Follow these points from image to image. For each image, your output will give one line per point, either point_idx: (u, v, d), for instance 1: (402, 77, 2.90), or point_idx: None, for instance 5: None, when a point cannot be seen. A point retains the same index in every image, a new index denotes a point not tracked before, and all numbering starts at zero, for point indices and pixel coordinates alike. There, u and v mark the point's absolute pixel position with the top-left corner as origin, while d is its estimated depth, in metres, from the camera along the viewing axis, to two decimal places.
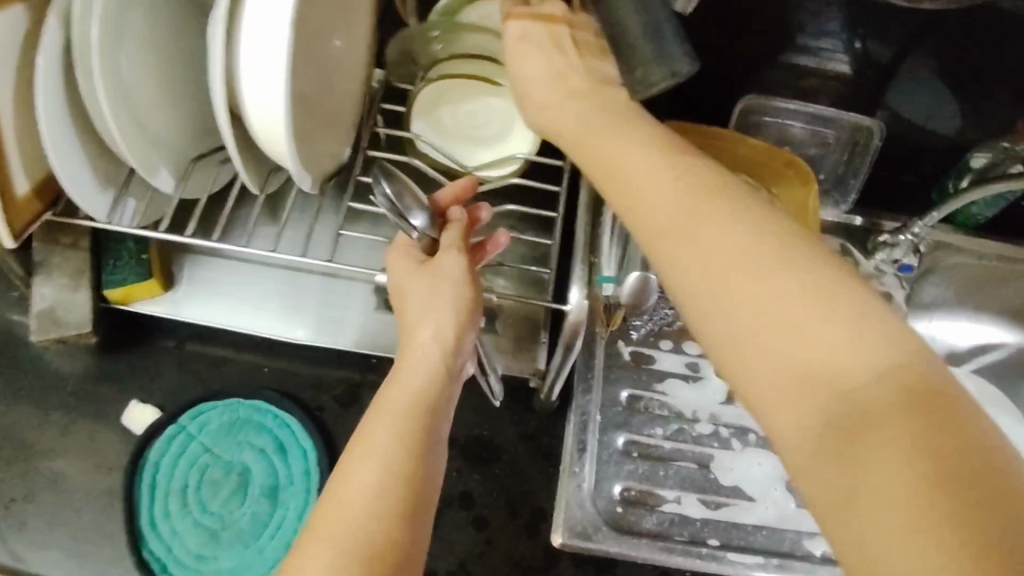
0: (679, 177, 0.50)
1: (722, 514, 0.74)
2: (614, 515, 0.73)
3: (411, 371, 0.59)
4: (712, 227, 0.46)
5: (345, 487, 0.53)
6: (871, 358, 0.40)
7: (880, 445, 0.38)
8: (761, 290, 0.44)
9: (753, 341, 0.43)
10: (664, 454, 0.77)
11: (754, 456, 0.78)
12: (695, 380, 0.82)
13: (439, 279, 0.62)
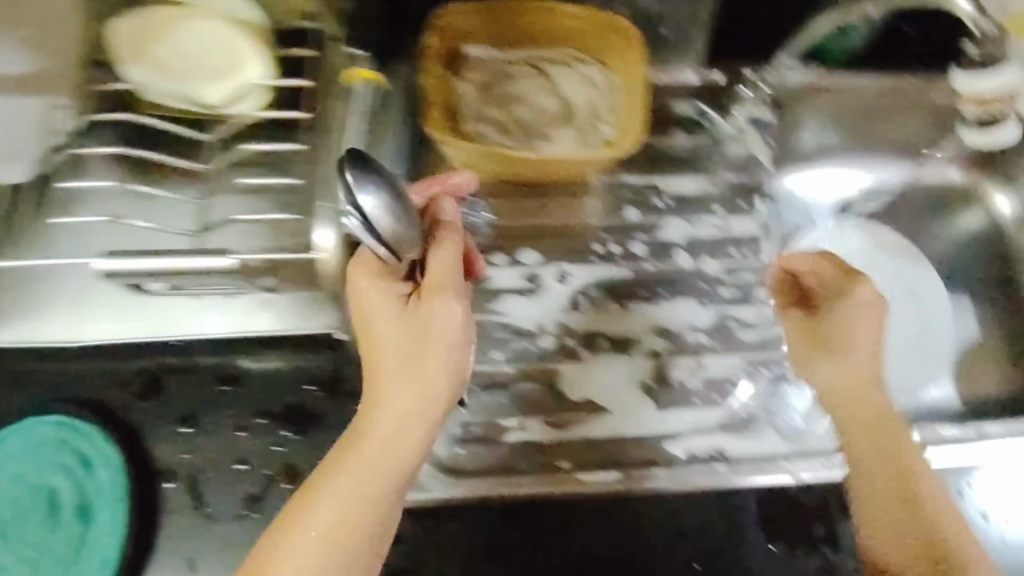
0: (873, 316, 0.56)
1: (576, 433, 0.67)
2: (454, 456, 0.65)
3: (377, 427, 0.49)
4: (869, 310, 0.56)
5: (299, 519, 0.47)
6: (894, 461, 0.53)
7: (886, 467, 0.53)
8: (875, 402, 0.55)
9: (875, 452, 0.53)
10: (506, 379, 0.69)
11: (604, 364, 0.70)
12: (534, 292, 0.73)
13: (438, 340, 0.49)
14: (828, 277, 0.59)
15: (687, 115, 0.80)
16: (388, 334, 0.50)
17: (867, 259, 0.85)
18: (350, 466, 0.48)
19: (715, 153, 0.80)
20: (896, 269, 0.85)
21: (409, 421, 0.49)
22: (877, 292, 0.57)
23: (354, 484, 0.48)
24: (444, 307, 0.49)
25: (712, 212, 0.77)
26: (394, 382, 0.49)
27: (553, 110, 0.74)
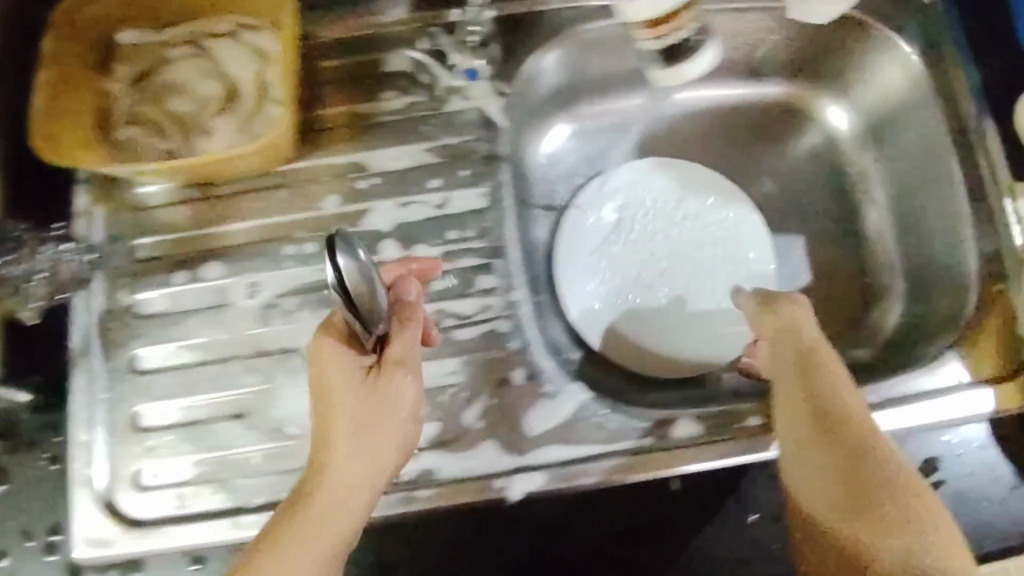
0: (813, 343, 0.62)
1: (262, 466, 0.64)
2: (136, 503, 0.63)
3: (349, 489, 0.52)
4: (774, 312, 0.65)
5: (325, 484, 0.52)
6: (836, 487, 0.53)
7: (824, 456, 0.55)
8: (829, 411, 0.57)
9: (836, 482, 0.53)
10: (195, 414, 0.64)
11: (297, 385, 0.65)
12: (221, 309, 0.65)
13: (368, 425, 0.53)
14: (782, 308, 0.64)
15: (401, 73, 0.68)
16: (347, 394, 0.54)
17: (663, 199, 0.76)
18: (309, 515, 0.51)
19: (437, 115, 0.67)
20: (696, 206, 0.76)
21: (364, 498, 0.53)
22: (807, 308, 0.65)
23: (330, 537, 0.51)
24: (405, 380, 0.55)
25: (429, 190, 0.67)
26: (347, 455, 0.53)
27: (219, 96, 0.64)
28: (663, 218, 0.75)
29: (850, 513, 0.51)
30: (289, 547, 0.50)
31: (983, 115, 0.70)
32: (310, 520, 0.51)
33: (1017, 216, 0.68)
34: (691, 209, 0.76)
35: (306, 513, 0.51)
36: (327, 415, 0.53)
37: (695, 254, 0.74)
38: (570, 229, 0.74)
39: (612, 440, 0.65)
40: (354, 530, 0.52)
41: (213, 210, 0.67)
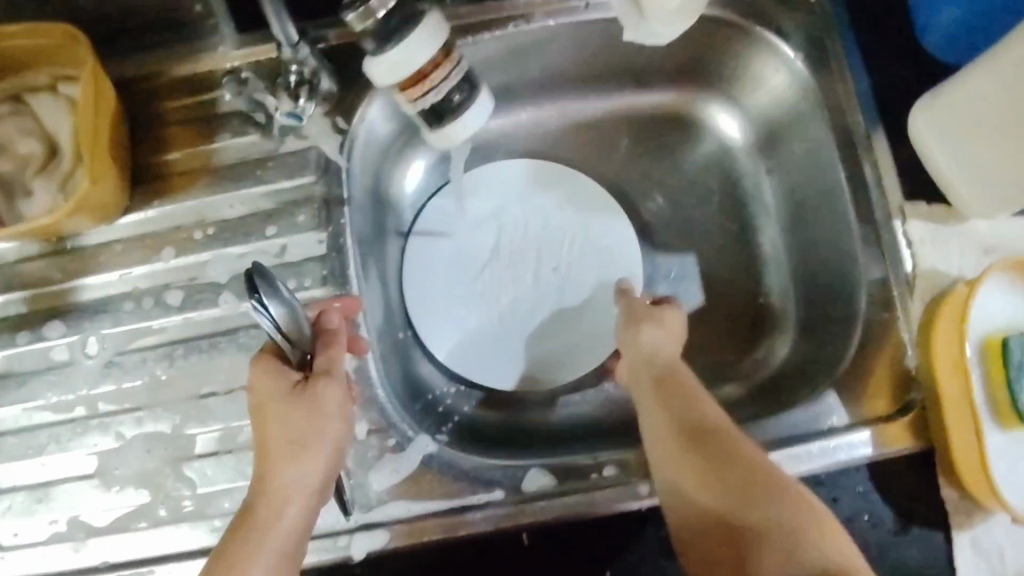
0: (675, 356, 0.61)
1: (111, 528, 0.62)
2: None
3: (289, 502, 0.53)
4: (655, 323, 0.63)
5: (259, 508, 0.52)
6: (715, 484, 0.51)
7: (695, 465, 0.52)
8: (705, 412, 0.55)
9: (717, 480, 0.51)
10: (42, 475, 0.63)
11: (142, 443, 0.63)
12: (64, 369, 0.64)
13: (301, 441, 0.53)
14: (660, 314, 0.63)
15: (234, 113, 0.65)
16: (278, 418, 0.53)
17: (515, 212, 0.72)
18: (261, 530, 0.51)
19: (274, 158, 0.65)
20: (548, 214, 0.72)
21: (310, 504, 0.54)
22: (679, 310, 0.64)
23: (281, 544, 0.51)
24: (336, 395, 0.54)
25: (266, 236, 0.64)
26: (285, 468, 0.53)
27: (37, 153, 0.61)
28: (514, 231, 0.72)
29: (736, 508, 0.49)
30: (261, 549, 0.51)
31: (871, 126, 0.64)
32: (260, 534, 0.51)
33: (906, 239, 0.63)
34: (544, 219, 0.72)
35: (262, 525, 0.51)
36: (263, 431, 0.54)
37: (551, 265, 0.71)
38: (416, 255, 0.71)
39: (460, 493, 0.62)
40: (302, 532, 0.53)
41: (54, 267, 0.65)
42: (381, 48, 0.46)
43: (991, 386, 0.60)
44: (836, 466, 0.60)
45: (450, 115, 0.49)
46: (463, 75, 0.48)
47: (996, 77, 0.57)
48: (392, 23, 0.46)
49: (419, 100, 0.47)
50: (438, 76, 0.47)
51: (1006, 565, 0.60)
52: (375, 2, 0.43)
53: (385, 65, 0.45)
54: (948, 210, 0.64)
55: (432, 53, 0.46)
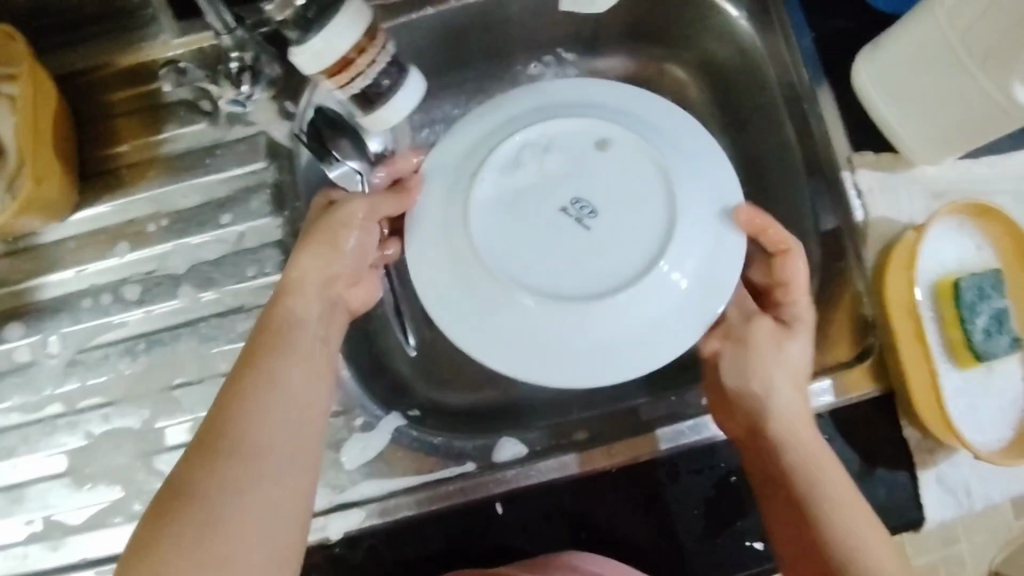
0: (792, 377, 0.56)
1: (87, 525, 0.62)
2: None
3: (296, 317, 0.53)
4: (770, 352, 0.57)
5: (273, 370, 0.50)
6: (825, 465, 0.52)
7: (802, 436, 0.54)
8: (774, 374, 0.57)
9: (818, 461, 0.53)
10: (10, 478, 0.63)
11: (112, 438, 0.63)
12: (27, 371, 0.64)
13: (338, 244, 0.56)
14: (752, 333, 0.58)
15: (179, 103, 0.65)
16: (320, 271, 0.56)
17: (569, 291, 0.55)
18: (265, 344, 0.51)
19: (224, 145, 0.65)
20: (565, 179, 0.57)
21: (331, 272, 0.56)
22: (801, 340, 0.57)
23: (301, 354, 0.52)
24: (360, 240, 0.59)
25: (223, 225, 0.64)
26: (301, 284, 0.55)
27: None
28: (539, 274, 0.56)
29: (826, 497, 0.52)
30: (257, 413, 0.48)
31: (816, 81, 0.65)
32: (275, 345, 0.51)
33: (855, 189, 0.64)
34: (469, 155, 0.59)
35: (265, 336, 0.52)
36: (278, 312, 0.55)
37: (609, 201, 0.57)
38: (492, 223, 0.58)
39: (439, 466, 0.62)
40: (318, 342, 0.53)
41: (10, 268, 0.64)
42: (303, 37, 0.47)
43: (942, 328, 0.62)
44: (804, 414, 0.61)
45: (381, 98, 0.52)
46: (390, 60, 0.51)
47: (929, 26, 0.58)
48: (311, 14, 0.47)
49: (348, 85, 0.50)
50: (365, 63, 0.49)
51: (971, 498, 0.62)
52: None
53: (310, 54, 0.47)
54: (896, 158, 0.65)
55: (356, 41, 0.48)
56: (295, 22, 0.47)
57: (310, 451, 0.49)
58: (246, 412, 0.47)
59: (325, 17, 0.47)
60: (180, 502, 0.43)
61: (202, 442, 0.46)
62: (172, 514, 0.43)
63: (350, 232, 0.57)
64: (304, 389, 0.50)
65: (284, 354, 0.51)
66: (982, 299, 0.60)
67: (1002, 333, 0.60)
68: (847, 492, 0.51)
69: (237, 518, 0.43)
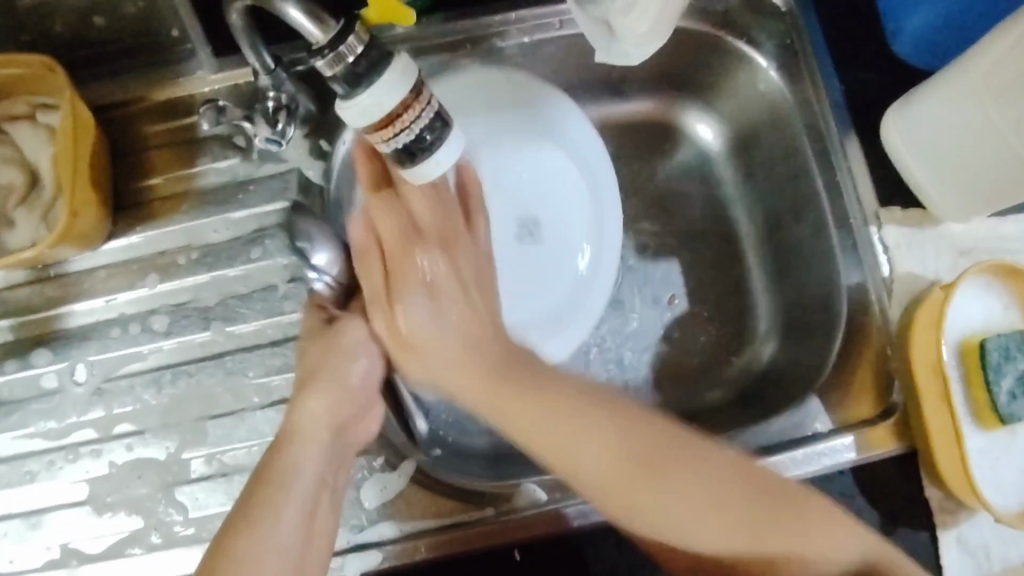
0: (465, 324, 0.52)
1: (105, 554, 0.62)
2: None
3: (304, 462, 0.52)
4: (427, 300, 0.52)
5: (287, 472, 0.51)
6: (590, 441, 0.49)
7: (569, 420, 0.50)
8: (588, 474, 0.50)
9: (567, 442, 0.50)
10: (29, 502, 0.63)
11: (134, 468, 0.63)
12: (50, 398, 0.64)
13: (345, 379, 0.55)
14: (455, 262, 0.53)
15: (214, 138, 0.66)
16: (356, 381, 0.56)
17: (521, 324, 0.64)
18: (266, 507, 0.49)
19: (257, 181, 0.65)
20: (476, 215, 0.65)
21: (346, 413, 0.55)
22: (425, 200, 0.52)
23: (304, 496, 0.51)
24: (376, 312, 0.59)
25: (252, 260, 0.65)
26: (314, 433, 0.53)
27: (18, 182, 0.61)
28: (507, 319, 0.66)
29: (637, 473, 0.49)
30: (260, 524, 0.48)
31: (845, 134, 0.65)
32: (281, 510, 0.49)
33: (882, 245, 0.64)
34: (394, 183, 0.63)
35: (285, 472, 0.51)
36: (299, 400, 0.54)
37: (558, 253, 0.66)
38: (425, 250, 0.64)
39: (455, 509, 0.62)
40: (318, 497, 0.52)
41: (39, 294, 0.65)
42: (353, 92, 0.45)
43: (966, 389, 0.61)
44: (812, 473, 0.60)
45: (423, 154, 0.48)
46: (434, 116, 0.47)
47: (962, 86, 0.58)
48: (361, 68, 0.44)
49: (390, 140, 0.46)
50: (410, 118, 0.46)
51: (992, 560, 0.61)
52: (345, 47, 0.44)
53: (357, 108, 0.45)
54: (923, 214, 0.65)
55: (404, 96, 0.45)
56: (345, 76, 0.45)
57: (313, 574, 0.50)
58: (254, 547, 0.47)
59: (375, 70, 0.44)
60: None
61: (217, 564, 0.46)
62: None
63: (357, 358, 0.56)
64: (300, 537, 0.50)
65: (306, 440, 0.53)
66: (1009, 360, 0.60)
67: None
68: (647, 421, 0.50)
69: None
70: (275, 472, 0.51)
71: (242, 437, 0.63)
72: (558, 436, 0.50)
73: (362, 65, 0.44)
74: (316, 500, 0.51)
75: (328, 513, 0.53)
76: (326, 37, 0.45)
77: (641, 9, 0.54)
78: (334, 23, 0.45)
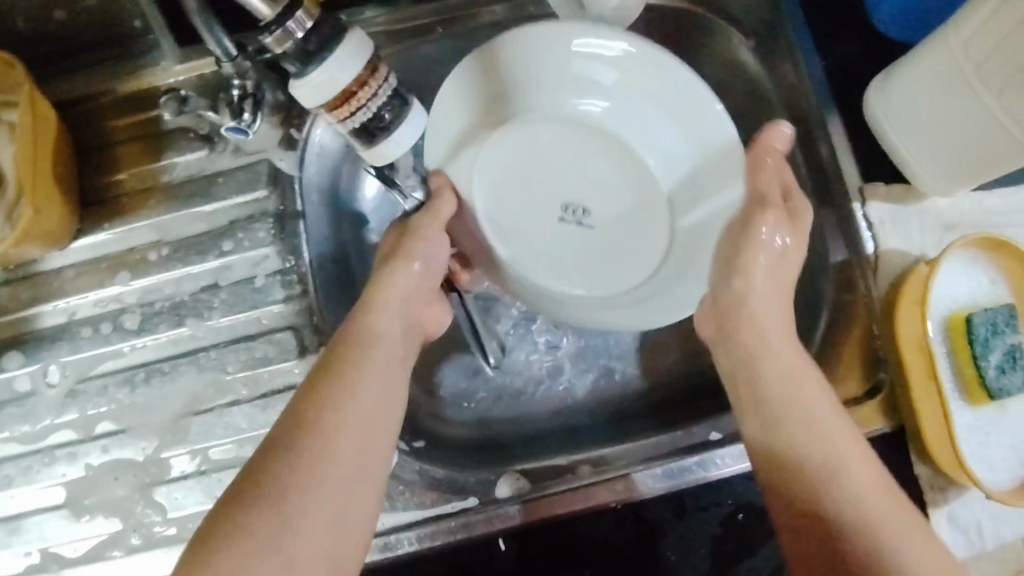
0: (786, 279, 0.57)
1: (84, 558, 0.61)
2: None
3: (366, 376, 0.53)
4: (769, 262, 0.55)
5: (350, 384, 0.52)
6: (803, 449, 0.51)
7: (775, 413, 0.53)
8: (835, 447, 0.51)
9: (793, 431, 0.52)
10: (6, 508, 0.62)
11: (110, 469, 0.62)
12: (23, 402, 0.63)
13: (393, 301, 0.57)
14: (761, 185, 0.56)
15: (179, 130, 0.64)
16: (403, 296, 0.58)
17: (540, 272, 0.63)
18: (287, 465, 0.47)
19: (227, 172, 0.64)
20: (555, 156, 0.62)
21: (400, 338, 0.57)
22: (790, 227, 0.55)
23: (364, 409, 0.51)
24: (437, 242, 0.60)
25: (224, 253, 0.63)
26: (374, 343, 0.55)
27: None
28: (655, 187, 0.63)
29: (802, 468, 0.51)
30: (316, 428, 0.49)
31: (825, 108, 0.64)
32: (313, 470, 0.47)
33: (866, 222, 0.63)
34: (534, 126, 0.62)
35: (307, 431, 0.49)
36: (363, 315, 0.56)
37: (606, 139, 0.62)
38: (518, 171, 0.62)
39: (438, 501, 0.61)
40: (381, 406, 0.52)
41: (7, 297, 0.64)
42: (302, 70, 0.45)
43: (953, 364, 0.61)
44: (707, 479, 0.59)
45: (382, 133, 0.48)
46: (392, 94, 0.48)
47: (940, 58, 0.57)
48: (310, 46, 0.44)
49: (349, 120, 0.47)
50: (365, 96, 0.46)
51: (984, 538, 0.60)
52: (293, 23, 0.43)
53: (307, 90, 0.45)
54: (908, 189, 0.64)
55: (357, 73, 0.45)
56: (295, 53, 0.44)
57: (352, 553, 0.48)
58: (295, 474, 0.47)
59: (324, 49, 0.44)
60: (266, 487, 0.46)
61: (275, 468, 0.47)
62: (255, 501, 0.45)
63: (409, 265, 0.58)
64: (357, 453, 0.50)
65: (366, 354, 0.54)
66: (996, 335, 0.59)
67: (1015, 371, 0.59)
68: (863, 452, 0.51)
69: (309, 522, 0.46)
70: (339, 384, 0.52)
71: (219, 435, 0.61)
72: (786, 433, 0.52)
73: (312, 43, 0.44)
74: (378, 418, 0.52)
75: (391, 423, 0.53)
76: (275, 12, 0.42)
77: None
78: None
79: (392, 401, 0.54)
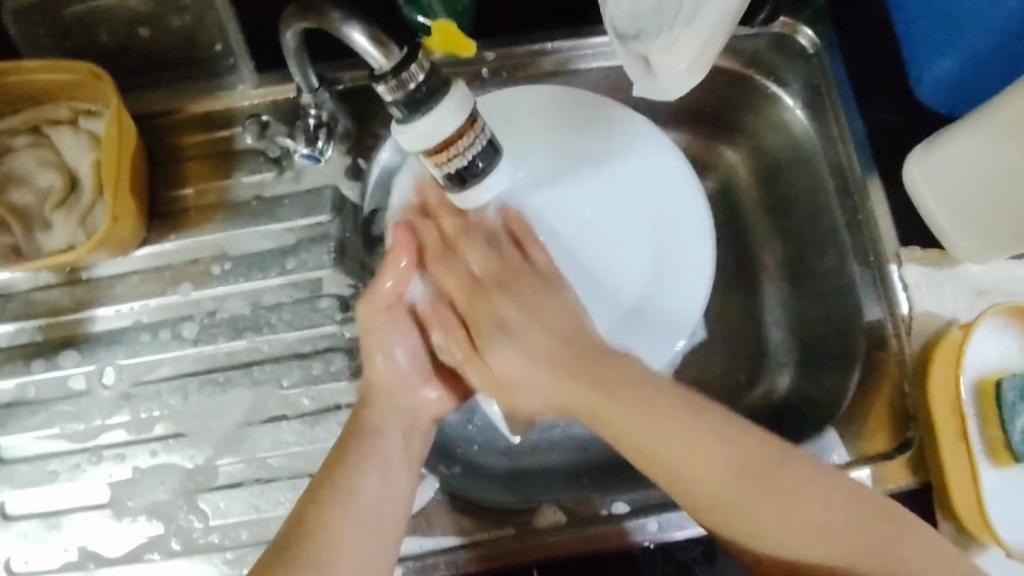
0: (542, 346, 0.52)
1: (123, 558, 0.62)
2: None
3: (362, 477, 0.53)
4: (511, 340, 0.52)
5: (346, 490, 0.52)
6: (693, 456, 0.49)
7: (626, 411, 0.50)
8: (693, 484, 0.49)
9: (685, 469, 0.49)
10: (50, 502, 0.63)
11: (157, 473, 0.63)
12: (78, 401, 0.65)
13: (391, 388, 0.57)
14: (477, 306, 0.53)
15: (250, 152, 0.67)
16: (390, 387, 0.57)
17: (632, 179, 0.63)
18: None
19: (293, 195, 0.66)
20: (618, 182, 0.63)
21: (410, 432, 0.57)
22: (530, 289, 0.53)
23: (365, 520, 0.52)
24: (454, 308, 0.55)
25: (286, 271, 0.65)
26: (375, 440, 0.55)
27: (57, 186, 0.62)
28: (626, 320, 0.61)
29: (737, 498, 0.49)
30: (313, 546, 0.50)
31: (868, 172, 0.66)
32: None
33: (901, 283, 0.65)
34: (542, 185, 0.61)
35: (300, 547, 0.50)
36: (365, 413, 0.56)
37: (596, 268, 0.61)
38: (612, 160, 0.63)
39: (474, 528, 0.63)
40: (383, 515, 0.53)
41: (69, 297, 0.66)
42: (410, 116, 0.47)
43: (981, 425, 0.62)
44: (704, 533, 0.60)
45: (473, 179, 0.52)
46: (487, 144, 0.51)
47: (984, 132, 0.59)
48: (419, 94, 0.47)
49: (446, 164, 0.50)
50: (464, 144, 0.49)
51: None
52: (407, 74, 0.46)
53: (414, 134, 0.48)
54: (942, 254, 0.66)
55: (460, 123, 0.48)
56: (404, 101, 0.47)
57: None
58: None
59: (432, 98, 0.47)
60: None
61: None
62: None
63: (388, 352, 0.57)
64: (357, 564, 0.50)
65: (363, 460, 0.54)
66: None
67: None
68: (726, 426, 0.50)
69: None
70: (341, 488, 0.52)
71: (267, 448, 0.63)
72: (661, 446, 0.49)
73: (421, 91, 0.47)
74: (381, 529, 0.52)
75: (394, 525, 0.53)
76: (391, 63, 0.47)
77: (681, 49, 0.56)
78: (397, 49, 0.47)
79: (398, 505, 0.53)
